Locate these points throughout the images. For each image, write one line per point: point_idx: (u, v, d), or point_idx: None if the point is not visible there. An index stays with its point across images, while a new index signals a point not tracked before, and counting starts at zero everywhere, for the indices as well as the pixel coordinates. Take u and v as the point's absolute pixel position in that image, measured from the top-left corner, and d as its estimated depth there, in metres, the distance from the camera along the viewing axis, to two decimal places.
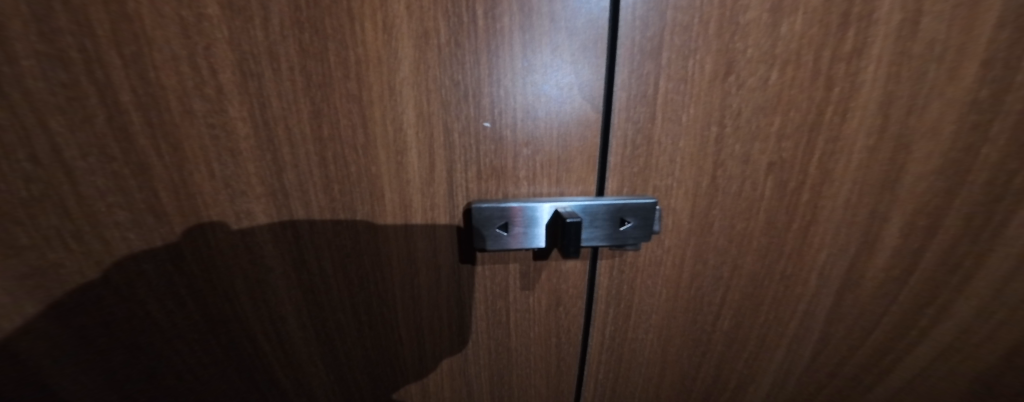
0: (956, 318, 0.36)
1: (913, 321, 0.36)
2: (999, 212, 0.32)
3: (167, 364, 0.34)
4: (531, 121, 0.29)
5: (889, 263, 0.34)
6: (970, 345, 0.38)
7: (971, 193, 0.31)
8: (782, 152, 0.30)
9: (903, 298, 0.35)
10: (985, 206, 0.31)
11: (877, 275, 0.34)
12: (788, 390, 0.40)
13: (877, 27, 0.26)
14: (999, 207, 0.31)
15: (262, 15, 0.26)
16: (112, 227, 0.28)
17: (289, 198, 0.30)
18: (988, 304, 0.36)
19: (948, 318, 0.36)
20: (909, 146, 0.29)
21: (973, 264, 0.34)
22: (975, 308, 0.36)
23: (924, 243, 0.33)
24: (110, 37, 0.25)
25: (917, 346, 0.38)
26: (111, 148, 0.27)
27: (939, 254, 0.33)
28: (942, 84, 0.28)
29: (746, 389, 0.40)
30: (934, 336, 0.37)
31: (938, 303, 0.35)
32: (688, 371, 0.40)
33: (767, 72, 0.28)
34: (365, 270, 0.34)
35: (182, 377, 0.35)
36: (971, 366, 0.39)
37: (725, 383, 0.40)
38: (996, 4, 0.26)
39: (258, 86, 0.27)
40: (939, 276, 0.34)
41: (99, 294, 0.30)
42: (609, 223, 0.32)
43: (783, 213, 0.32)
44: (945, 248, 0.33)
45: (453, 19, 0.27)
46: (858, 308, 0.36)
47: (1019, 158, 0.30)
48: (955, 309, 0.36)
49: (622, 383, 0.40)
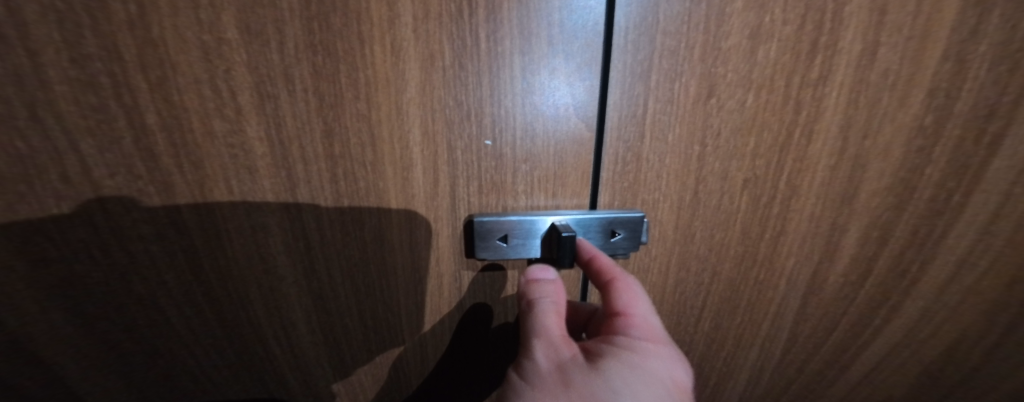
0: (905, 317, 0.40)
1: (868, 321, 0.40)
2: (946, 221, 0.35)
3: (183, 365, 0.36)
4: (530, 139, 0.32)
5: (847, 269, 0.37)
6: (917, 341, 0.42)
7: (918, 207, 0.34)
8: (756, 169, 0.33)
9: (859, 300, 0.39)
10: (930, 218, 0.35)
11: (837, 280, 0.38)
12: (761, 386, 0.44)
13: (840, 57, 0.29)
14: (946, 216, 0.35)
15: (278, 39, 0.28)
16: (135, 239, 0.31)
17: (302, 211, 0.33)
18: (932, 305, 0.40)
19: (898, 318, 0.40)
20: (863, 165, 0.33)
21: (919, 268, 0.37)
22: (922, 309, 0.40)
23: (876, 251, 0.36)
24: (137, 63, 0.27)
25: (870, 343, 0.41)
26: (137, 166, 0.29)
27: (891, 261, 0.37)
28: (892, 110, 0.31)
29: (725, 386, 0.44)
30: (886, 334, 0.41)
31: (891, 303, 0.39)
32: None
33: (744, 96, 0.31)
34: (372, 277, 0.36)
35: (197, 378, 0.37)
36: (918, 359, 0.43)
37: (705, 381, 0.43)
38: (943, 38, 0.29)
39: (275, 107, 0.29)
40: (890, 280, 0.38)
41: (123, 300, 0.32)
42: (600, 235, 0.35)
43: (755, 224, 0.35)
44: (896, 254, 0.37)
45: (458, 42, 0.29)
46: (820, 309, 0.39)
47: (965, 173, 0.33)
48: (906, 308, 0.39)
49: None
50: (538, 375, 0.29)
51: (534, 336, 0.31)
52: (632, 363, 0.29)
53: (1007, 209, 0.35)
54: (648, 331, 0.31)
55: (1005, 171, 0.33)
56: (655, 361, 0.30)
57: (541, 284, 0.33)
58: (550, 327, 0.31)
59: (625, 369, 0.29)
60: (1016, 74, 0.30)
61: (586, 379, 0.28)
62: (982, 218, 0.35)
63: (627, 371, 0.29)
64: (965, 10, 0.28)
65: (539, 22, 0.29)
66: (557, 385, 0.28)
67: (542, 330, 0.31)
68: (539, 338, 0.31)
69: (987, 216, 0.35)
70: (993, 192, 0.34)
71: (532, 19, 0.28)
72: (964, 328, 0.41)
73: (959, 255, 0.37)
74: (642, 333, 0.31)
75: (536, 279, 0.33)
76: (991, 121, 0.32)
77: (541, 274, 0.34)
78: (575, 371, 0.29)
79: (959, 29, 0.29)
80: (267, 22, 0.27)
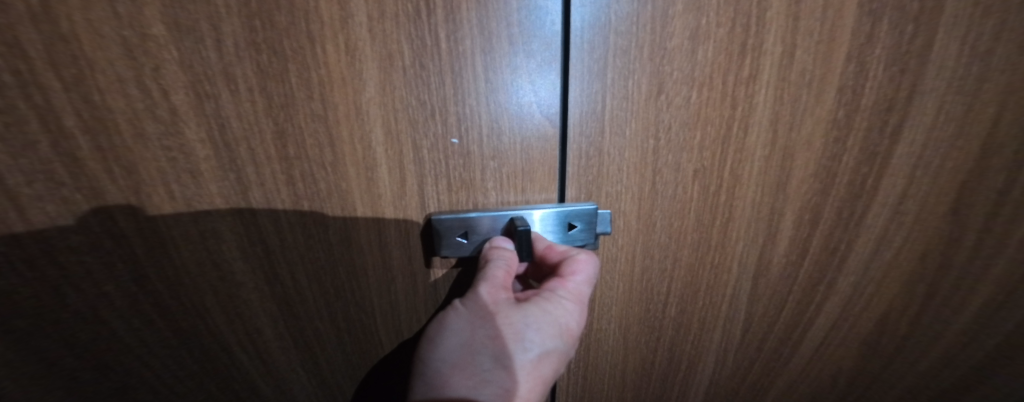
0: (840, 293, 0.44)
1: (810, 297, 0.44)
2: (863, 204, 0.39)
3: (138, 380, 0.33)
4: (496, 137, 0.32)
5: (788, 249, 0.41)
6: (854, 315, 0.46)
7: (840, 191, 0.39)
8: (703, 161, 0.36)
9: (801, 278, 0.43)
10: (849, 201, 0.39)
11: (780, 260, 0.42)
12: (728, 366, 0.48)
13: (765, 57, 0.33)
14: (864, 197, 0.39)
15: (214, 36, 0.26)
16: (64, 251, 0.27)
17: (257, 215, 0.31)
18: (861, 281, 0.44)
19: (834, 294, 0.44)
20: (793, 155, 0.37)
21: (847, 246, 0.41)
22: (853, 284, 0.44)
23: (810, 232, 0.40)
24: (45, 60, 0.23)
25: (816, 319, 0.45)
26: (59, 173, 0.25)
27: (821, 240, 0.41)
28: (811, 105, 0.35)
29: (696, 367, 0.47)
30: (826, 309, 0.45)
31: (826, 280, 0.43)
32: (648, 352, 0.46)
33: (688, 92, 0.33)
34: (340, 280, 0.35)
35: (157, 393, 0.34)
36: (858, 334, 0.47)
37: (677, 362, 0.47)
38: (844, 43, 0.33)
39: (216, 108, 0.27)
40: (823, 258, 0.42)
41: (55, 320, 0.29)
42: (559, 227, 0.37)
43: (707, 211, 0.38)
44: (826, 235, 0.41)
45: (417, 42, 0.29)
46: (769, 288, 0.43)
47: (876, 159, 0.38)
48: (838, 284, 0.44)
49: (592, 371, 0.46)
50: (475, 306, 0.34)
51: (482, 281, 0.33)
52: (551, 311, 0.35)
53: (909, 191, 0.39)
54: (577, 294, 0.35)
55: (910, 157, 0.38)
56: (570, 315, 0.35)
57: (502, 248, 0.35)
58: (498, 278, 0.33)
59: (543, 314, 0.35)
60: (912, 74, 0.35)
61: (511, 314, 0.34)
62: (892, 199, 0.39)
63: (544, 316, 0.35)
64: (860, 18, 0.33)
65: (499, 23, 0.29)
66: (487, 314, 0.33)
67: (492, 278, 0.33)
68: (486, 284, 0.33)
69: (893, 197, 0.39)
70: (899, 176, 0.38)
71: (492, 19, 0.29)
72: (891, 301, 0.45)
73: (877, 233, 0.41)
74: (572, 295, 0.35)
75: (499, 245, 0.35)
76: (891, 114, 0.36)
77: (502, 244, 0.35)
78: (506, 307, 0.34)
79: (857, 34, 0.33)
80: (199, 17, 0.25)
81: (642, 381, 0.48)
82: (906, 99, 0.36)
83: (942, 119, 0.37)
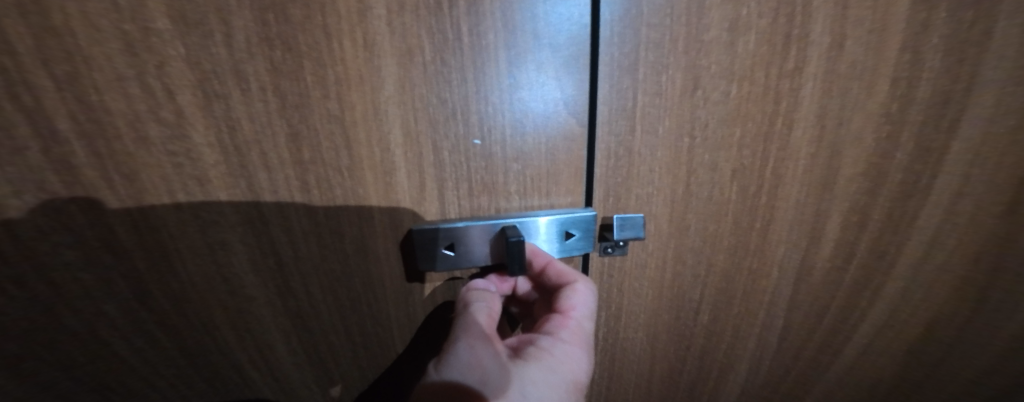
0: (887, 298, 0.41)
1: (854, 303, 0.41)
2: (916, 204, 0.37)
3: (146, 394, 0.32)
4: (519, 136, 0.30)
5: (832, 253, 0.39)
6: (901, 322, 0.43)
7: (891, 190, 0.36)
8: (741, 160, 0.34)
9: (844, 283, 0.40)
10: (900, 201, 0.36)
11: (823, 265, 0.39)
12: (761, 376, 0.45)
13: (812, 48, 0.30)
14: (916, 197, 0.36)
15: (223, 31, 0.24)
16: (59, 268, 0.26)
17: (269, 225, 0.29)
18: (909, 286, 0.41)
19: (881, 299, 0.41)
20: (839, 152, 0.34)
21: (896, 250, 0.39)
22: (902, 288, 0.41)
23: (857, 234, 0.38)
24: (36, 56, 0.22)
25: (860, 326, 0.43)
26: (51, 182, 0.24)
27: (868, 243, 0.38)
28: (861, 98, 0.32)
29: (728, 377, 0.45)
30: (872, 316, 0.42)
31: (872, 285, 0.41)
32: (677, 360, 0.43)
33: (727, 87, 0.31)
34: (356, 290, 0.34)
35: None
36: (904, 341, 0.44)
37: (708, 370, 0.44)
38: (899, 30, 0.30)
39: (226, 108, 0.25)
40: (870, 263, 0.39)
41: (56, 335, 0.27)
42: (553, 236, 0.34)
43: (745, 213, 0.36)
44: (874, 237, 0.38)
45: (438, 36, 0.27)
46: (810, 294, 0.41)
47: (931, 157, 0.35)
48: (885, 290, 0.41)
49: (617, 382, 0.44)
50: (459, 378, 0.30)
51: (463, 336, 0.31)
52: (548, 364, 0.32)
53: (965, 190, 0.36)
54: (576, 333, 0.34)
55: (967, 155, 0.35)
56: (571, 364, 0.33)
57: (481, 290, 0.34)
58: (481, 324, 0.32)
59: (540, 370, 0.32)
60: (975, 64, 0.32)
61: (501, 380, 0.30)
62: (947, 199, 0.36)
63: (541, 373, 0.31)
64: (916, 5, 0.30)
65: (523, 15, 0.27)
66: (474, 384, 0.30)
67: (472, 328, 0.31)
68: (467, 337, 0.31)
69: (948, 197, 0.36)
70: (955, 174, 0.35)
71: (516, 12, 0.27)
72: (941, 307, 0.42)
73: (929, 235, 0.38)
74: (571, 334, 0.34)
75: (477, 288, 0.34)
76: (949, 108, 0.33)
77: (479, 286, 0.34)
78: (494, 371, 0.30)
79: (914, 21, 0.30)
80: (207, 10, 0.23)
81: (669, 391, 0.46)
82: (968, 90, 0.33)
83: (1003, 112, 0.34)
